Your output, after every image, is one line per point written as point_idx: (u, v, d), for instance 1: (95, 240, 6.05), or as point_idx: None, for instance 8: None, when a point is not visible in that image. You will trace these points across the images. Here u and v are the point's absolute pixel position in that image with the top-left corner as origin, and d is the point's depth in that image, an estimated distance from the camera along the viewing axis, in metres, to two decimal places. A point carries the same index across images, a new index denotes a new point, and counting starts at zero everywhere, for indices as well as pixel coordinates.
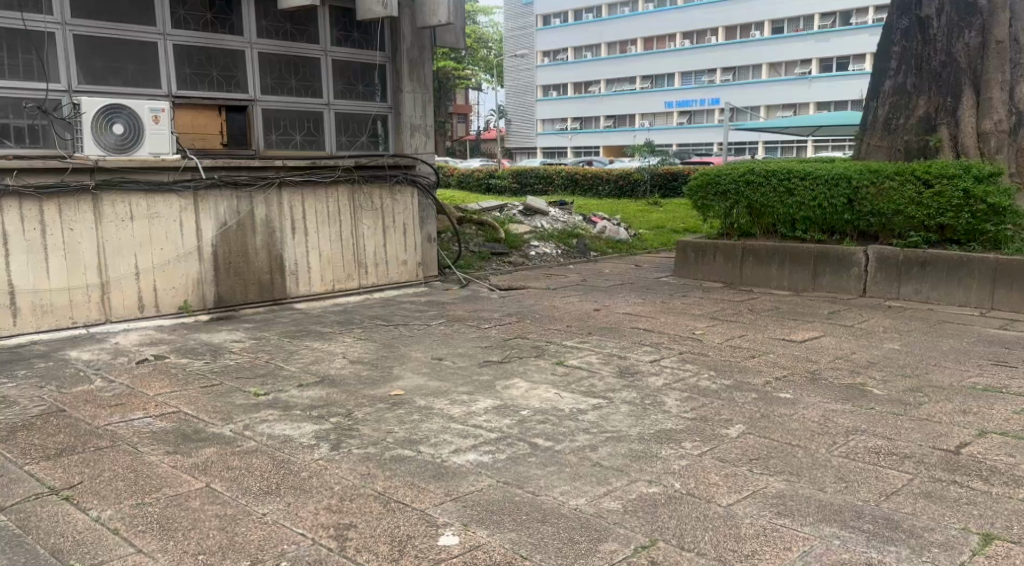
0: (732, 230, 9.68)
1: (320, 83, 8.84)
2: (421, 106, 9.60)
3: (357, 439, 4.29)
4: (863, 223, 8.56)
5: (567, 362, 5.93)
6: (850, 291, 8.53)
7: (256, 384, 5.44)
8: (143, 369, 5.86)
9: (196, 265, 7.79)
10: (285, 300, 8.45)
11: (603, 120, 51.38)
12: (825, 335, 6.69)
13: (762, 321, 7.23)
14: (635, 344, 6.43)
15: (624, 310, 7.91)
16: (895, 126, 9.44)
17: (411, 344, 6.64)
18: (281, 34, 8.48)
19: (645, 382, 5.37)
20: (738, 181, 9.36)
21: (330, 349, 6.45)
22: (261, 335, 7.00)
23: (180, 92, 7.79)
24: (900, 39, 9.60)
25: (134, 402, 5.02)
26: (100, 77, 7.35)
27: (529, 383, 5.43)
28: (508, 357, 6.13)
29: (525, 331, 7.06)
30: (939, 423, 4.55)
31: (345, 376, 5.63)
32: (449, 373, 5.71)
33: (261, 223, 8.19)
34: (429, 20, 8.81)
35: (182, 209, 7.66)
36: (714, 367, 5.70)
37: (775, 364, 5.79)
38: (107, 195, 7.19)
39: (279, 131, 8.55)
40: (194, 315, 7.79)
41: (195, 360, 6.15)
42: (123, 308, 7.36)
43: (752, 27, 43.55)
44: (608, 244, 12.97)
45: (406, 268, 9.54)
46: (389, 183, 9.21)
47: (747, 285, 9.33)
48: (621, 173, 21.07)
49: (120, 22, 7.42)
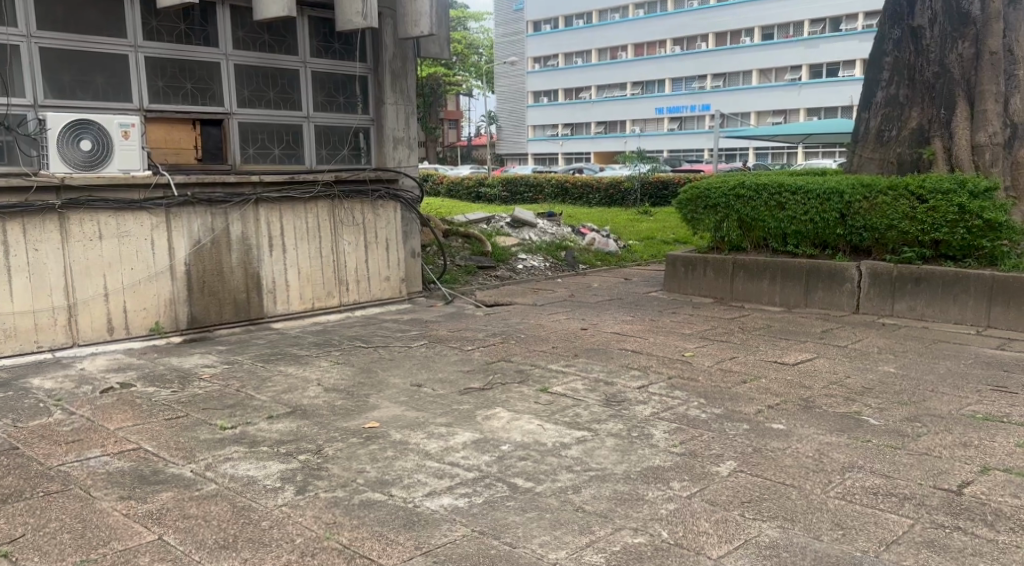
0: (722, 244, 9.48)
1: (299, 96, 8.59)
2: (404, 118, 9.34)
3: (324, 481, 4.05)
4: (856, 238, 8.35)
5: (551, 388, 5.68)
6: (843, 307, 8.32)
7: (223, 416, 5.18)
8: (107, 399, 5.60)
9: (169, 284, 7.53)
10: (263, 319, 8.19)
11: (595, 127, 51.36)
12: (819, 357, 6.46)
13: (754, 342, 6.99)
14: (622, 367, 6.18)
15: (613, 329, 7.66)
16: (888, 137, 9.34)
17: (390, 368, 6.37)
18: (259, 45, 8.23)
19: (632, 410, 5.12)
20: (728, 195, 9.17)
21: (304, 374, 6.18)
22: (234, 359, 6.74)
23: (152, 106, 7.53)
24: (892, 49, 9.49)
25: (92, 438, 4.76)
26: (67, 91, 7.08)
27: (510, 412, 5.17)
28: (490, 383, 5.87)
29: (509, 353, 6.79)
30: (941, 458, 4.32)
31: (317, 406, 5.37)
32: (427, 402, 5.45)
33: (237, 241, 7.93)
34: (410, 31, 8.55)
35: (153, 227, 7.39)
36: (704, 393, 5.46)
37: (768, 390, 5.55)
38: (75, 215, 6.92)
39: (256, 145, 8.29)
40: (167, 337, 7.53)
41: (162, 388, 5.88)
42: (91, 331, 7.09)
43: (742, 33, 43.51)
44: (597, 256, 12.74)
45: (389, 284, 9.27)
46: (370, 198, 8.96)
47: (738, 300, 9.11)
48: (612, 182, 20.86)
49: (89, 34, 7.16)
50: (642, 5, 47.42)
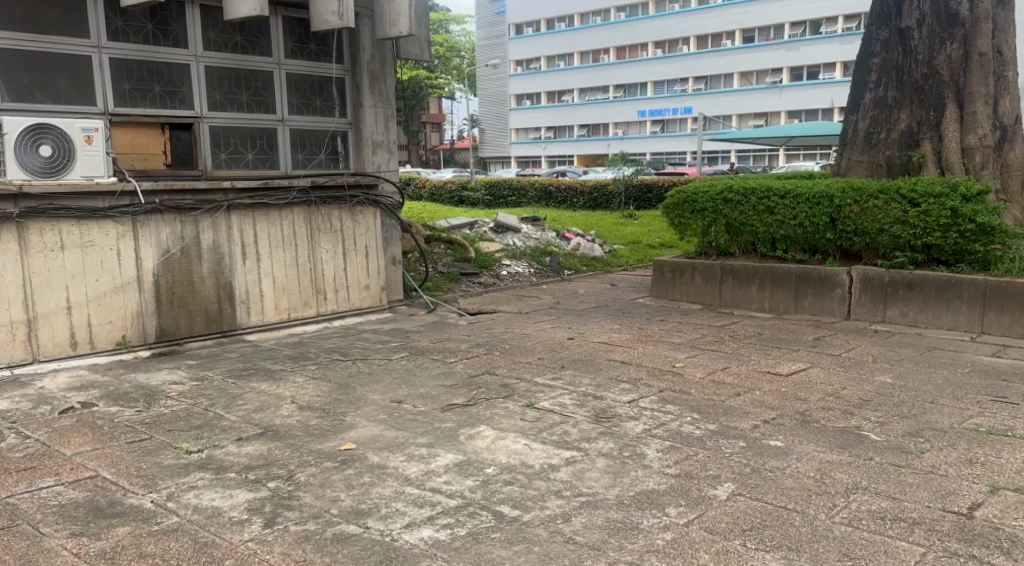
0: (710, 249, 9.26)
1: (273, 98, 8.28)
2: (383, 122, 9.04)
3: (294, 512, 3.79)
4: (846, 242, 8.15)
5: (538, 403, 5.40)
6: (834, 313, 8.12)
7: (189, 439, 4.88)
8: (66, 421, 5.28)
9: (135, 296, 7.20)
10: (235, 331, 7.87)
11: (576, 130, 51.25)
12: (814, 367, 6.22)
13: (746, 351, 6.75)
14: (611, 380, 5.92)
15: (600, 338, 7.39)
16: (876, 140, 9.14)
17: (368, 384, 6.07)
18: (231, 46, 7.92)
19: (623, 427, 4.85)
20: (715, 199, 8.96)
21: (277, 391, 5.88)
22: (204, 375, 6.42)
23: (118, 109, 7.20)
24: (880, 50, 9.21)
25: (46, 465, 4.46)
26: (26, 94, 6.74)
27: (495, 431, 4.89)
28: (474, 399, 5.59)
29: (493, 366, 6.51)
30: (948, 477, 4.07)
31: (291, 427, 5.08)
32: (407, 420, 5.16)
33: (207, 250, 7.61)
34: (388, 32, 8.26)
35: (119, 236, 7.06)
36: (697, 408, 5.20)
37: (763, 403, 5.30)
38: (35, 224, 6.58)
39: (228, 149, 7.97)
40: (134, 351, 7.20)
41: (126, 408, 5.57)
42: (52, 346, 6.76)
43: (723, 35, 43.48)
44: (583, 261, 12.49)
45: (368, 292, 8.97)
46: (348, 204, 8.65)
47: (727, 306, 8.90)
48: (596, 185, 20.67)
49: (49, 34, 6.83)
50: (622, 8, 47.35)
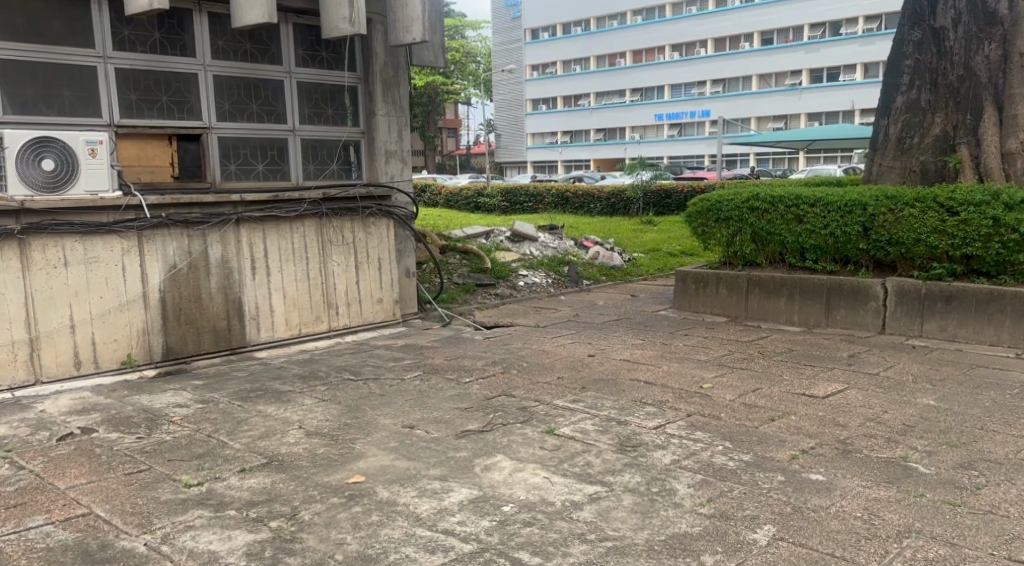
0: (735, 258, 8.91)
1: (284, 108, 8.03)
2: (397, 130, 8.78)
3: (296, 559, 3.54)
4: (879, 252, 7.78)
5: (557, 429, 5.08)
6: (868, 327, 7.77)
7: (189, 471, 4.62)
8: (63, 449, 5.03)
9: (141, 313, 6.96)
10: (245, 348, 7.62)
11: (594, 134, 50.85)
12: (851, 389, 5.86)
13: (777, 370, 6.39)
14: (635, 403, 5.58)
15: (621, 355, 7.06)
16: (909, 144, 8.72)
17: (379, 407, 5.77)
18: (240, 54, 7.67)
19: (651, 458, 4.52)
20: (741, 207, 8.61)
21: (285, 415, 5.60)
22: (210, 397, 6.16)
23: (124, 121, 6.98)
24: (912, 52, 8.82)
25: (37, 501, 4.21)
26: (30, 106, 6.53)
27: (512, 462, 4.58)
28: (490, 424, 5.27)
29: (510, 386, 6.19)
30: (1009, 519, 3.72)
31: (296, 456, 4.79)
32: (419, 449, 4.86)
33: (216, 265, 7.36)
34: (400, 38, 7.98)
35: (124, 252, 6.83)
36: (729, 435, 4.86)
37: (799, 430, 4.96)
38: (37, 240, 6.36)
39: (238, 160, 7.73)
40: (140, 370, 6.96)
41: (126, 434, 5.31)
42: (55, 367, 6.52)
43: (742, 38, 43.09)
44: (602, 270, 12.15)
45: (381, 306, 8.69)
46: (361, 216, 8.38)
47: (753, 319, 8.55)
48: (614, 191, 20.32)
49: (53, 44, 6.61)
50: (639, 11, 47.02)
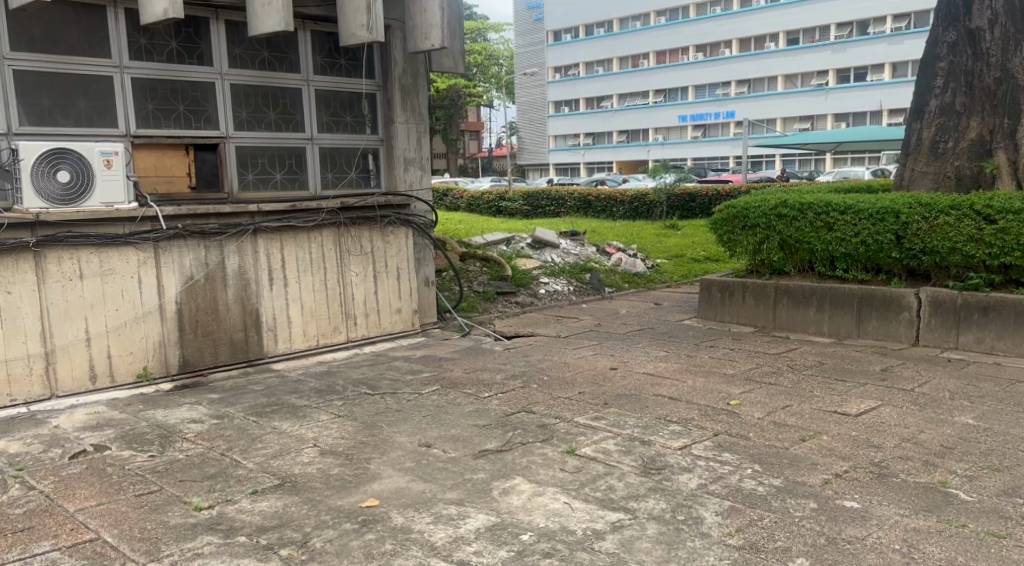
0: (762, 267, 8.69)
1: (302, 116, 7.93)
2: (416, 138, 8.65)
3: None
4: (913, 261, 7.53)
5: (579, 449, 4.91)
6: (901, 339, 7.53)
7: (200, 493, 4.50)
8: (75, 468, 4.93)
9: (158, 325, 6.87)
10: (262, 360, 7.51)
11: (616, 136, 50.55)
12: (885, 406, 5.64)
13: (807, 386, 6.16)
14: (659, 421, 5.39)
15: (645, 369, 6.87)
16: (943, 149, 8.47)
17: (395, 424, 5.63)
18: (258, 62, 7.59)
19: (676, 482, 4.34)
20: (768, 214, 8.38)
21: (300, 432, 5.48)
22: (225, 412, 6.05)
23: (141, 131, 6.91)
24: (946, 54, 8.60)
25: (45, 525, 4.12)
26: (46, 117, 6.47)
27: (531, 485, 4.42)
28: (509, 443, 5.11)
29: (529, 402, 6.02)
30: None
31: (310, 477, 4.67)
32: (436, 470, 4.71)
33: (233, 276, 7.26)
34: (420, 45, 7.87)
35: (140, 263, 6.74)
36: (758, 458, 4.66)
37: (832, 452, 4.76)
38: (52, 253, 6.28)
39: (255, 169, 7.64)
40: (156, 384, 6.87)
41: (139, 452, 5.20)
42: (71, 380, 6.44)
43: (767, 38, 42.68)
44: (624, 277, 11.95)
45: (400, 316, 8.54)
46: (379, 225, 8.25)
47: (781, 329, 8.33)
48: (637, 194, 20.08)
49: (70, 54, 6.55)
50: (663, 12, 46.70)
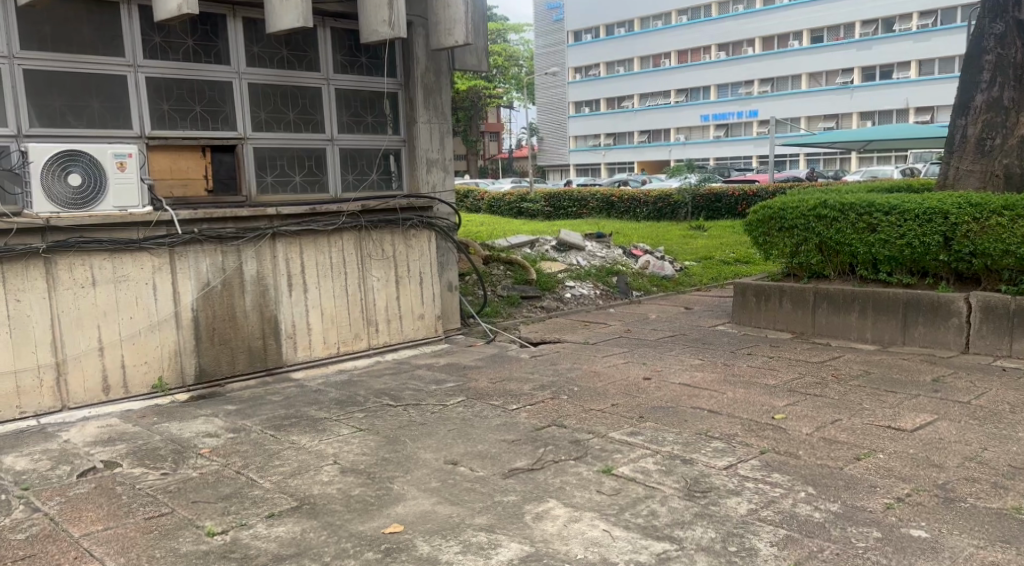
0: (800, 270, 8.32)
1: (322, 116, 7.66)
2: (438, 138, 8.36)
3: None
4: (962, 264, 7.14)
5: (615, 469, 4.59)
6: (950, 346, 7.15)
7: (213, 516, 4.24)
8: (82, 488, 4.68)
9: (173, 334, 6.61)
10: (281, 369, 7.23)
11: (637, 136, 50.09)
12: (942, 420, 5.27)
13: (855, 398, 5.80)
14: (701, 437, 5.06)
15: (680, 379, 6.52)
16: (990, 147, 8.10)
17: (420, 439, 5.34)
18: (277, 61, 7.33)
19: (724, 507, 4.04)
20: (807, 215, 8.01)
21: (319, 448, 5.19)
22: (241, 426, 5.77)
23: (156, 132, 6.67)
24: (993, 46, 8.16)
25: (48, 554, 3.88)
26: (58, 118, 6.25)
27: (566, 509, 4.11)
28: (541, 461, 4.80)
29: (560, 415, 5.70)
30: None
31: (329, 499, 4.38)
32: (464, 491, 4.41)
33: (251, 282, 7.00)
34: (443, 42, 7.58)
35: (155, 270, 6.49)
36: (811, 480, 4.36)
37: (890, 473, 4.43)
38: (63, 259, 6.04)
39: (274, 172, 7.38)
40: (171, 395, 6.60)
41: (150, 470, 4.94)
42: (83, 392, 6.20)
43: (790, 37, 42.12)
44: (652, 280, 11.60)
45: (422, 322, 8.24)
46: (401, 228, 7.96)
47: (821, 336, 7.96)
48: (661, 195, 19.70)
49: (82, 53, 6.32)
50: (684, 11, 46.22)
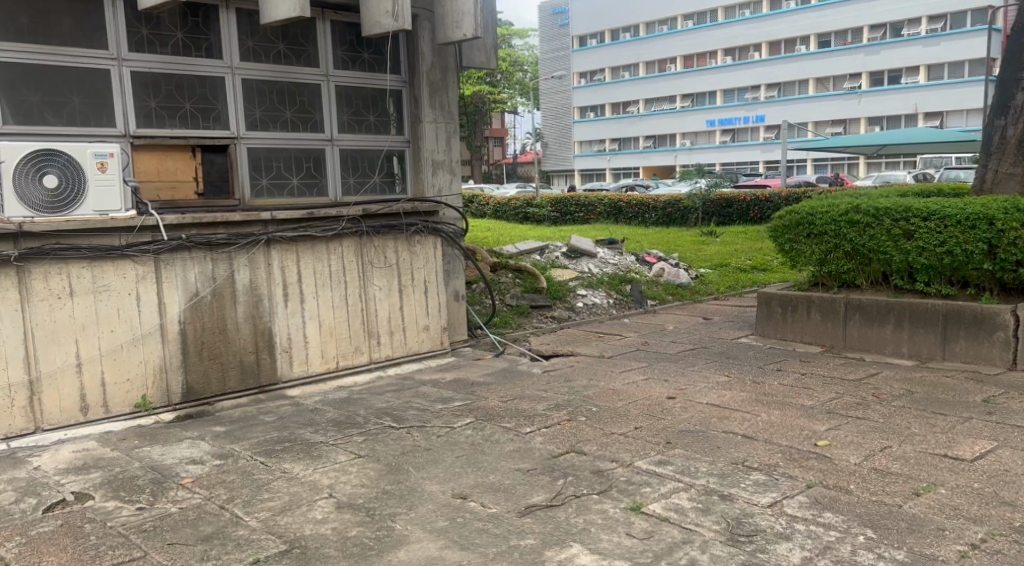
0: (829, 279, 7.79)
1: (321, 115, 7.16)
2: (444, 138, 7.86)
3: None
4: (1008, 274, 6.63)
5: (645, 506, 4.07)
6: (996, 362, 6.62)
7: (190, 562, 3.74)
8: (47, 526, 4.17)
9: (158, 348, 6.10)
10: (275, 386, 6.72)
11: (643, 141, 49.66)
12: (1003, 448, 4.75)
13: (901, 421, 5.28)
14: (738, 468, 4.53)
15: (707, 399, 5.99)
16: None
17: (424, 467, 4.82)
18: (272, 56, 6.83)
19: (773, 556, 3.56)
20: (838, 221, 7.48)
21: (313, 478, 4.68)
22: (230, 451, 5.26)
23: (142, 131, 6.18)
24: None
25: None
26: (36, 115, 5.75)
27: (592, 556, 3.62)
28: (560, 495, 4.29)
29: (579, 441, 5.18)
30: None
31: (322, 541, 3.87)
32: (475, 532, 3.91)
33: (243, 292, 6.50)
34: (450, 35, 7.09)
35: (139, 279, 5.98)
36: (869, 520, 3.85)
37: (958, 512, 3.92)
38: (38, 268, 5.54)
39: (270, 174, 6.89)
40: (156, 415, 6.09)
41: (125, 503, 4.42)
42: (58, 413, 5.68)
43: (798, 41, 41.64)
44: (667, 289, 11.08)
45: (427, 334, 7.73)
46: (405, 234, 7.45)
47: (854, 350, 7.43)
48: (671, 199, 19.16)
49: (61, 45, 5.83)
50: (691, 15, 45.79)
